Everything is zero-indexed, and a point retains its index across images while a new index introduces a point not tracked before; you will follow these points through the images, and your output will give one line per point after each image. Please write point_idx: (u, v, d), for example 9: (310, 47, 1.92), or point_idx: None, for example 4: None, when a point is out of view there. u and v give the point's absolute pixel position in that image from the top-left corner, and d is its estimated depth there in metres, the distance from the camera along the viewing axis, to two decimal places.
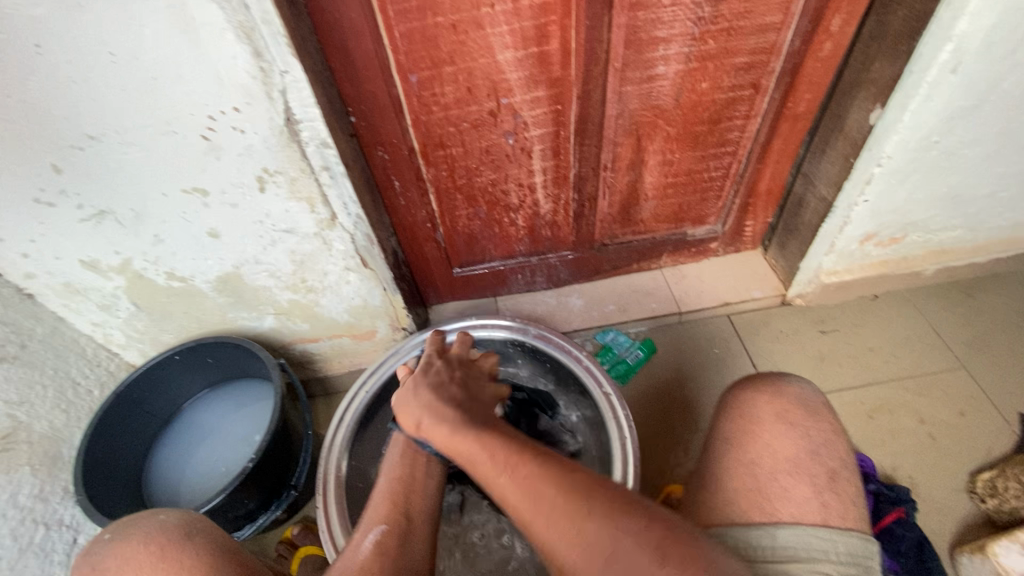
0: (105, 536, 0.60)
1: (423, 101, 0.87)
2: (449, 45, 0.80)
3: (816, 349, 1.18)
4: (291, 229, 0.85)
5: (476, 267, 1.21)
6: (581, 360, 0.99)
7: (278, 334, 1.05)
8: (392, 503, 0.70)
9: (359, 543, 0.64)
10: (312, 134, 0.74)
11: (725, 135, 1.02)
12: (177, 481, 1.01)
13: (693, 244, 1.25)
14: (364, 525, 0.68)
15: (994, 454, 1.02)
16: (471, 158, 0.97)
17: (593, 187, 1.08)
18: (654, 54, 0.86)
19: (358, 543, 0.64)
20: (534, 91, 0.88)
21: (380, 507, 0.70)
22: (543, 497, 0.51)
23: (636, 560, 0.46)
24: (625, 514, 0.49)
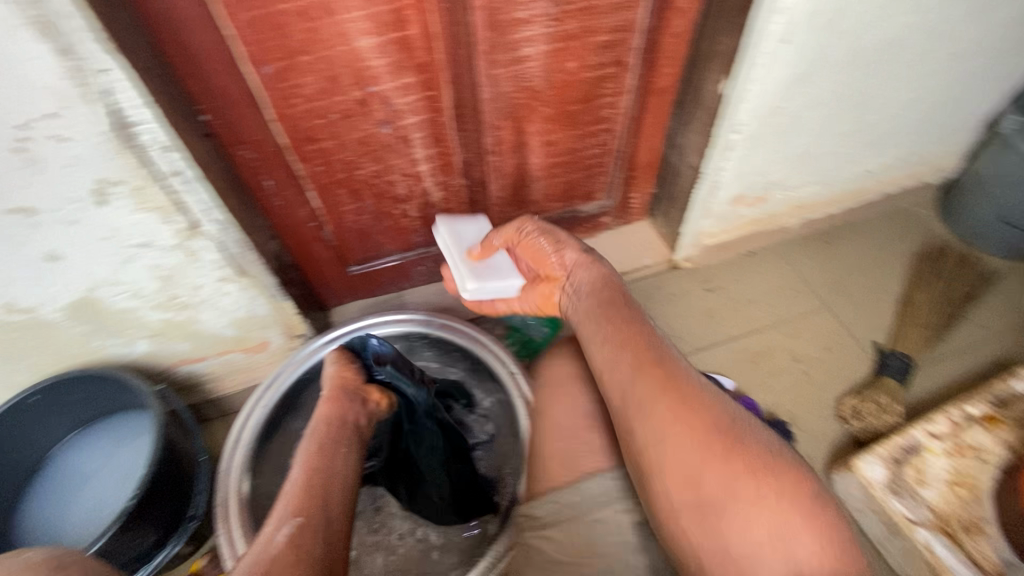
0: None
1: (284, 94, 0.82)
2: (301, 33, 0.76)
3: (704, 307, 1.28)
4: (148, 243, 0.78)
5: (373, 263, 1.18)
6: (483, 345, 0.98)
7: (156, 358, 0.97)
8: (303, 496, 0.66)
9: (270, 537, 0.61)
10: (152, 138, 0.68)
11: (599, 112, 1.05)
12: (56, 523, 0.93)
13: (587, 220, 1.30)
14: (276, 516, 0.64)
15: (855, 380, 1.16)
16: (346, 151, 0.94)
17: (480, 172, 1.09)
18: (518, 35, 0.87)
19: (271, 537, 0.60)
20: (402, 77, 0.86)
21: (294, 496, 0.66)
22: (669, 403, 0.65)
23: (693, 442, 0.62)
24: (708, 409, 0.64)
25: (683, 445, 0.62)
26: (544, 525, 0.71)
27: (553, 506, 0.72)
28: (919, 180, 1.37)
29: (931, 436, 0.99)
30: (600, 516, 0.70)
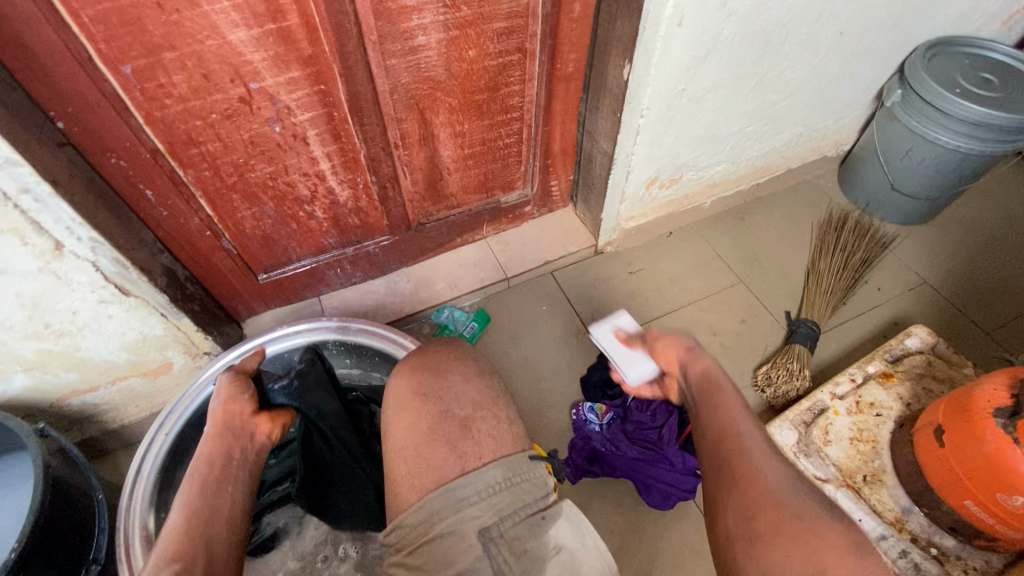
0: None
1: (151, 94, 0.74)
2: (160, 26, 0.69)
3: (627, 288, 1.30)
4: (3, 269, 0.70)
5: (284, 269, 1.12)
6: (376, 331, 0.96)
7: (38, 392, 0.88)
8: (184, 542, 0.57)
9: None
10: None
11: (508, 101, 1.03)
12: None
13: (508, 211, 1.28)
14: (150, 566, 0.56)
15: (768, 348, 1.22)
16: (234, 152, 0.87)
17: (389, 167, 1.04)
18: (409, 24, 0.83)
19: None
20: (287, 72, 0.80)
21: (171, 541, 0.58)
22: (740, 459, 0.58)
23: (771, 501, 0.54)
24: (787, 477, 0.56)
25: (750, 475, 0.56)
26: (398, 550, 0.60)
27: (400, 528, 0.61)
28: (821, 153, 1.44)
29: (835, 396, 1.05)
30: (446, 528, 0.58)
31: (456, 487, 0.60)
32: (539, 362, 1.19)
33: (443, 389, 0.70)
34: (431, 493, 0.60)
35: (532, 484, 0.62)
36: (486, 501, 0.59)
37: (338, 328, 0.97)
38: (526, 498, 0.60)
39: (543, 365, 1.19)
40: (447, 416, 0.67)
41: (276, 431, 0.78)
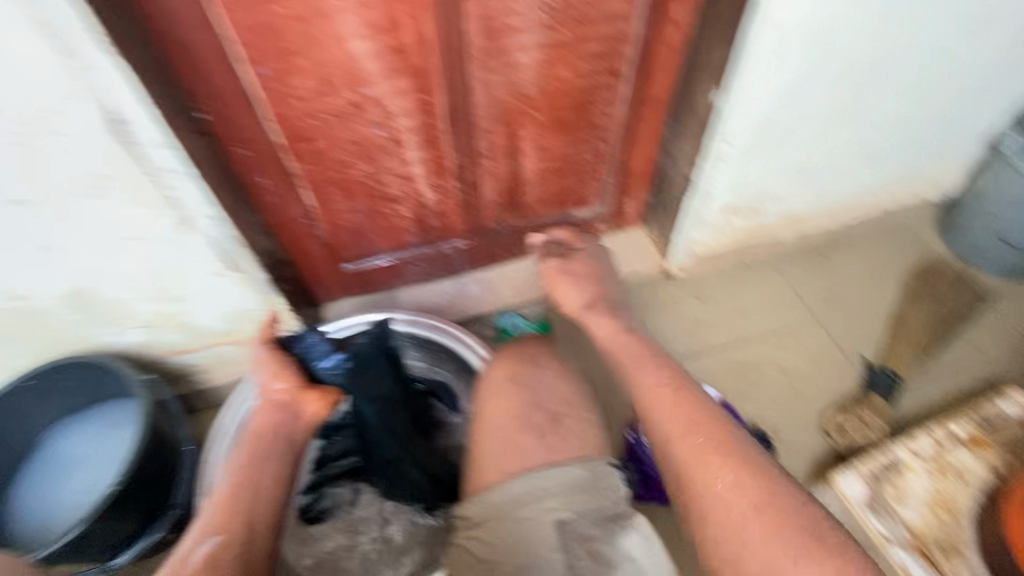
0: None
1: (279, 94, 0.84)
2: (295, 35, 0.77)
3: (694, 316, 1.28)
4: (142, 236, 0.80)
5: (366, 262, 1.19)
6: (448, 330, 1.03)
7: (150, 349, 0.99)
8: (227, 516, 0.67)
9: (187, 554, 0.62)
10: (149, 136, 0.70)
11: (593, 120, 1.06)
12: (42, 512, 0.93)
13: (581, 227, 1.30)
14: (196, 532, 0.65)
15: (841, 395, 1.17)
16: (339, 150, 0.95)
17: (473, 175, 1.10)
18: (511, 42, 0.88)
19: (186, 554, 0.62)
20: (395, 80, 0.88)
21: (215, 514, 0.67)
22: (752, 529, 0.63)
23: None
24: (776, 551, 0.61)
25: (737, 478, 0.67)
26: (475, 525, 0.67)
27: (481, 503, 0.68)
28: (919, 196, 1.36)
29: (913, 454, 0.98)
30: (528, 514, 0.65)
31: (540, 476, 0.68)
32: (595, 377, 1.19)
33: (533, 381, 0.78)
34: (515, 478, 0.68)
35: (610, 491, 0.68)
36: (566, 496, 0.66)
37: (408, 325, 1.03)
38: (603, 501, 0.67)
39: None
40: (537, 409, 0.75)
41: (326, 412, 0.83)
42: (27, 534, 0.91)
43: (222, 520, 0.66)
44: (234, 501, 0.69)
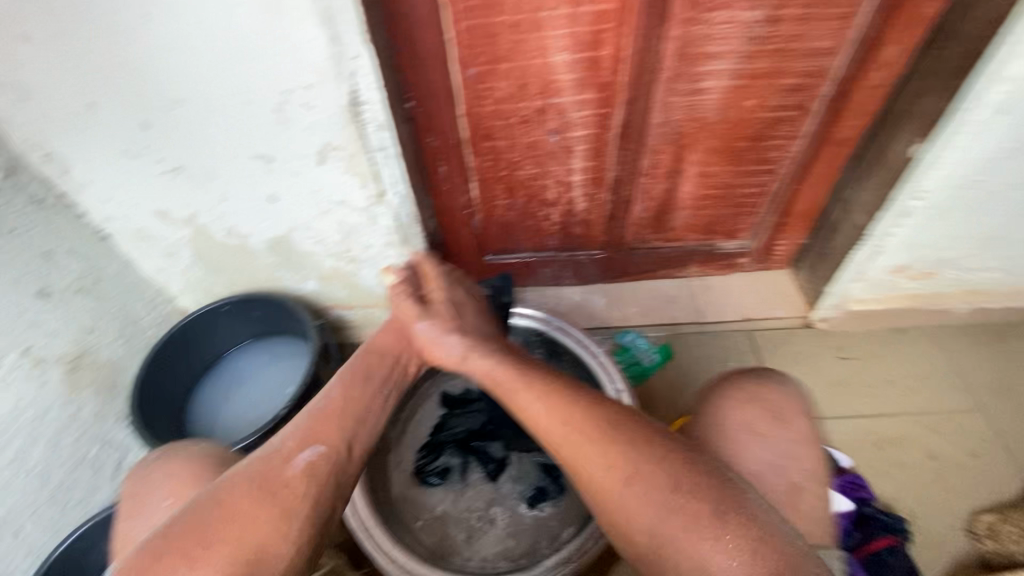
0: (152, 458, 0.70)
1: (477, 93, 0.91)
2: (508, 42, 0.84)
3: (834, 374, 1.19)
4: (342, 201, 0.92)
5: (506, 256, 1.25)
6: (570, 332, 1.09)
7: (319, 298, 1.13)
8: (331, 428, 0.64)
9: (289, 455, 0.60)
10: (373, 116, 0.80)
11: (766, 154, 1.03)
12: (215, 421, 1.08)
13: (722, 258, 1.26)
14: (297, 430, 0.63)
15: (1000, 498, 1.03)
16: (514, 150, 1.02)
17: (629, 191, 1.11)
18: (704, 68, 0.88)
19: (289, 455, 0.60)
20: (583, 93, 0.92)
21: (324, 418, 0.65)
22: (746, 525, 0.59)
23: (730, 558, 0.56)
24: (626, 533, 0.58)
25: (635, 477, 0.59)
26: None
27: None
28: None
29: None
30: None
31: None
32: None
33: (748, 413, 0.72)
34: None
35: None
36: None
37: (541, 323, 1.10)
38: None
39: None
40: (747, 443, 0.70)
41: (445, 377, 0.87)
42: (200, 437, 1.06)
43: (324, 430, 0.64)
44: (342, 410, 0.66)
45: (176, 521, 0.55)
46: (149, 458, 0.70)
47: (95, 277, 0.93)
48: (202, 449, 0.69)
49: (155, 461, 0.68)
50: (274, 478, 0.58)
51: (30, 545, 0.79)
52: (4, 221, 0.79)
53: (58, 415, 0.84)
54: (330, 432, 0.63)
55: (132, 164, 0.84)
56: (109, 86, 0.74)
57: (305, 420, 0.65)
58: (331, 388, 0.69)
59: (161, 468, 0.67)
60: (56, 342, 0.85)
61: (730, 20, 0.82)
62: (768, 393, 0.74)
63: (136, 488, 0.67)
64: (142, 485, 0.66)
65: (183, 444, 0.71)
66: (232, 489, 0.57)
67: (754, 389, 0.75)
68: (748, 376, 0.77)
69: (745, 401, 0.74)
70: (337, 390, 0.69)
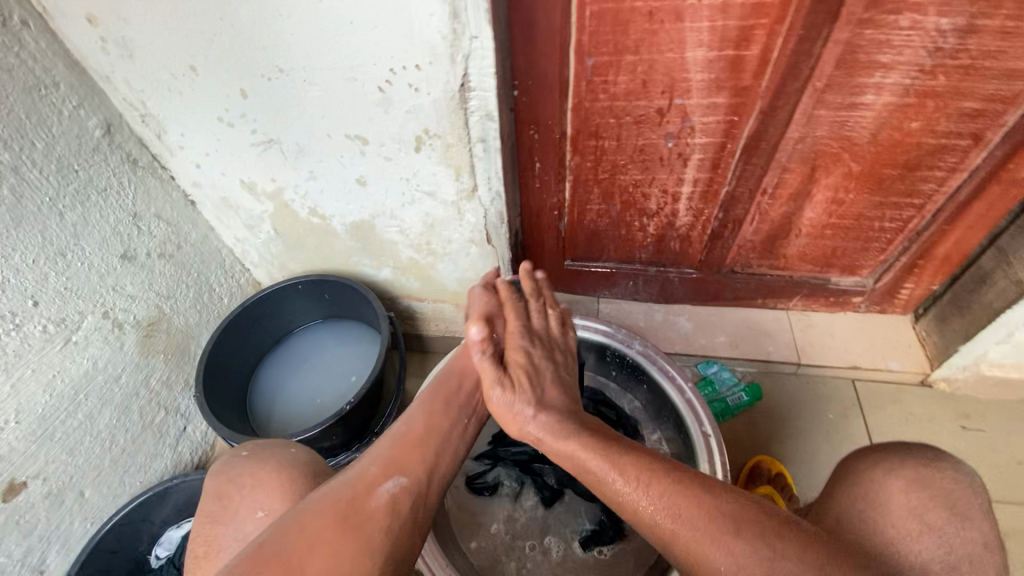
0: (243, 454, 0.65)
1: (593, 87, 0.82)
2: (639, 32, 0.74)
3: (952, 445, 1.03)
4: (432, 192, 0.85)
5: (589, 264, 1.15)
6: (655, 361, 0.91)
7: (391, 287, 1.07)
8: (414, 459, 0.59)
9: (372, 484, 0.55)
10: (480, 105, 0.73)
11: (917, 186, 0.88)
12: (276, 401, 1.04)
13: (834, 294, 1.12)
14: (378, 458, 0.58)
15: None
16: (621, 153, 0.91)
17: (742, 211, 0.98)
18: (867, 80, 0.75)
19: (372, 485, 0.55)
20: (713, 97, 0.80)
21: (406, 446, 0.60)
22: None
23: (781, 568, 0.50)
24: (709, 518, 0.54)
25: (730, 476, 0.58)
26: None
27: None
28: None
29: None
30: None
31: None
32: (803, 469, 1.03)
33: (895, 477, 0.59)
34: None
35: None
36: None
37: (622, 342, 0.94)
38: None
39: (807, 476, 1.02)
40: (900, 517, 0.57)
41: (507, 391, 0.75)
42: (260, 417, 1.02)
43: (405, 459, 0.59)
44: (423, 440, 0.61)
45: (257, 549, 0.49)
46: (238, 453, 0.66)
47: (177, 243, 0.91)
48: (297, 458, 0.64)
49: (247, 457, 0.64)
50: (357, 509, 0.53)
51: (88, 513, 0.79)
52: (99, 180, 0.78)
53: (128, 380, 0.83)
54: (411, 465, 0.58)
55: (226, 132, 0.80)
56: (212, 50, 0.70)
57: (387, 443, 0.61)
58: (407, 418, 0.65)
59: (255, 472, 0.62)
60: (135, 306, 0.84)
61: (915, 25, 0.68)
62: (938, 477, 0.59)
63: (222, 488, 0.62)
64: (231, 486, 0.62)
65: (276, 445, 0.66)
66: (317, 512, 0.52)
67: (921, 471, 0.59)
68: (913, 453, 0.61)
69: (911, 484, 0.58)
70: (420, 417, 0.64)
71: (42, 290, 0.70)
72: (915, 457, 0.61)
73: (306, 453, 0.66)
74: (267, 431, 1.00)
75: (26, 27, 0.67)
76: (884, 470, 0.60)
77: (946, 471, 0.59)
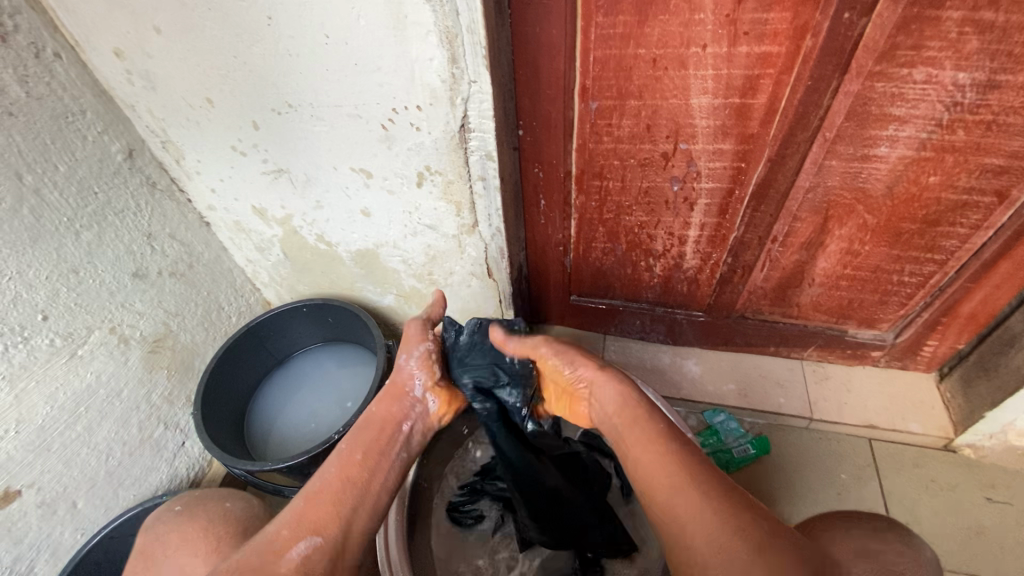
0: (175, 509, 0.70)
1: (597, 129, 0.81)
2: (643, 78, 0.73)
3: (975, 518, 0.96)
4: (433, 225, 0.86)
5: (595, 300, 1.13)
6: (654, 406, 0.87)
7: (393, 313, 1.08)
8: (323, 516, 0.56)
9: (280, 549, 0.52)
10: (480, 145, 0.73)
11: (938, 241, 0.84)
12: (274, 421, 1.05)
13: (850, 347, 1.07)
14: (289, 519, 0.55)
15: None
16: (626, 195, 0.91)
17: (752, 257, 0.95)
18: (881, 132, 0.72)
19: (281, 548, 0.53)
20: (719, 143, 0.79)
21: (317, 503, 0.57)
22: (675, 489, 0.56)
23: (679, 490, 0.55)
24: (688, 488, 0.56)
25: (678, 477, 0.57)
26: None
27: None
28: None
29: None
30: None
31: None
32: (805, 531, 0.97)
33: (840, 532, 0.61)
34: None
35: None
36: None
37: None
38: None
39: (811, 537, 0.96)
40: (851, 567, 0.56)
41: (449, 415, 0.75)
42: (257, 436, 1.03)
43: (318, 519, 0.55)
44: (339, 496, 0.58)
45: None
46: (171, 508, 0.70)
47: (189, 262, 0.94)
48: (232, 510, 0.69)
49: (177, 516, 0.68)
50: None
51: (79, 524, 0.81)
52: (117, 202, 0.81)
53: (130, 395, 0.86)
54: (319, 521, 0.55)
55: (239, 160, 0.84)
56: (227, 86, 0.73)
57: (301, 503, 0.57)
58: (324, 470, 0.61)
59: (182, 527, 0.66)
60: (142, 323, 0.87)
61: (931, 78, 0.66)
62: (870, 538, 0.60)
63: (147, 546, 0.66)
64: (157, 545, 0.66)
65: (210, 498, 0.71)
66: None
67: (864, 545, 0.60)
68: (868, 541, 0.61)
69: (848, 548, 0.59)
70: (333, 470, 0.60)
71: (52, 305, 0.74)
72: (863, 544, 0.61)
73: (241, 505, 0.71)
74: (262, 451, 1.01)
75: (58, 59, 0.71)
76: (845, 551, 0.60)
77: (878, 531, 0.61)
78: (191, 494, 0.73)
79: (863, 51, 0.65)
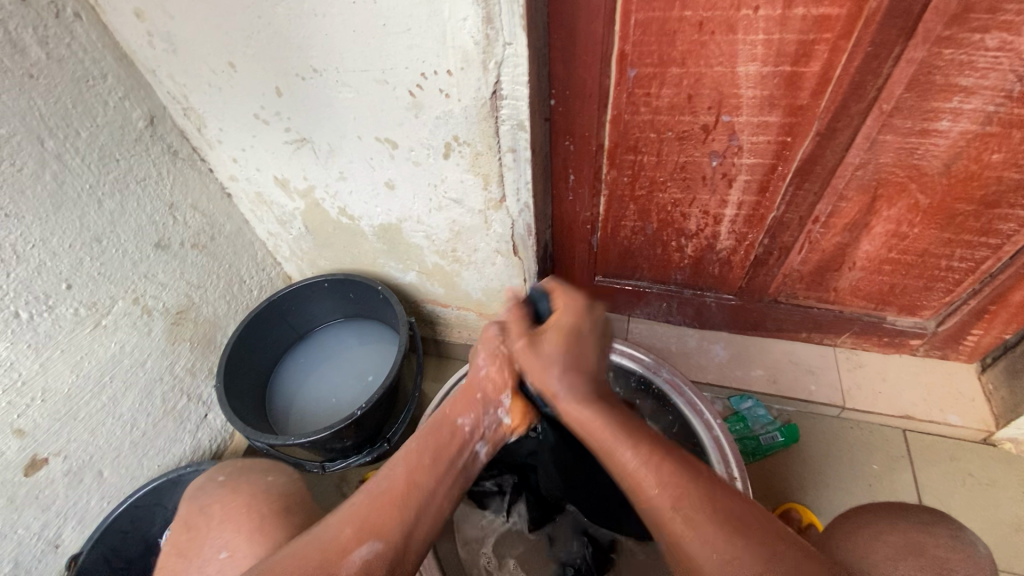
0: (217, 480, 0.68)
1: (634, 99, 0.77)
2: (687, 44, 0.69)
3: (1015, 515, 0.92)
4: (459, 200, 0.83)
5: (620, 281, 1.10)
6: (682, 391, 0.83)
7: (415, 290, 1.06)
8: (386, 519, 0.51)
9: (343, 550, 0.48)
10: (512, 114, 0.70)
11: (994, 225, 0.79)
12: (294, 397, 1.04)
13: (888, 334, 1.02)
14: (349, 517, 0.51)
15: None
16: (661, 170, 0.86)
17: (790, 238, 0.91)
18: (943, 104, 0.67)
19: (343, 549, 0.48)
20: (765, 115, 0.74)
21: (380, 503, 0.52)
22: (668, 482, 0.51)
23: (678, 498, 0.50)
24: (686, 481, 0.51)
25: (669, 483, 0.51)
26: None
27: None
28: None
29: None
30: None
31: None
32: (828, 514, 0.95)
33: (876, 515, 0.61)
34: None
35: None
36: None
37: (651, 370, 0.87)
38: None
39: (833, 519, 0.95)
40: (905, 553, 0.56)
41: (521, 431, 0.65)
42: (277, 411, 1.02)
43: (381, 522, 0.51)
44: (405, 500, 0.52)
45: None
46: (214, 478, 0.68)
47: (211, 234, 0.93)
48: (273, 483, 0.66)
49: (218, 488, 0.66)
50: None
51: (106, 493, 0.81)
52: (139, 170, 0.80)
53: (153, 365, 0.86)
54: (385, 523, 0.50)
55: (262, 129, 0.81)
56: (250, 50, 0.70)
57: (364, 500, 0.52)
58: (392, 467, 0.55)
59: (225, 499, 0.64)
60: (164, 294, 0.86)
61: (1006, 45, 0.60)
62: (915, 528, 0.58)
63: (184, 520, 0.65)
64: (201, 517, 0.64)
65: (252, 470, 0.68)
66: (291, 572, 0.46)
67: (886, 511, 0.61)
68: (907, 518, 0.60)
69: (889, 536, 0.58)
70: (403, 468, 0.55)
71: (76, 274, 0.72)
72: (886, 513, 0.61)
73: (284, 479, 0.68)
74: (284, 426, 1.00)
75: (79, 19, 0.69)
76: (872, 535, 0.59)
77: (920, 518, 0.59)
78: (232, 465, 0.71)
79: (933, 14, 0.59)
